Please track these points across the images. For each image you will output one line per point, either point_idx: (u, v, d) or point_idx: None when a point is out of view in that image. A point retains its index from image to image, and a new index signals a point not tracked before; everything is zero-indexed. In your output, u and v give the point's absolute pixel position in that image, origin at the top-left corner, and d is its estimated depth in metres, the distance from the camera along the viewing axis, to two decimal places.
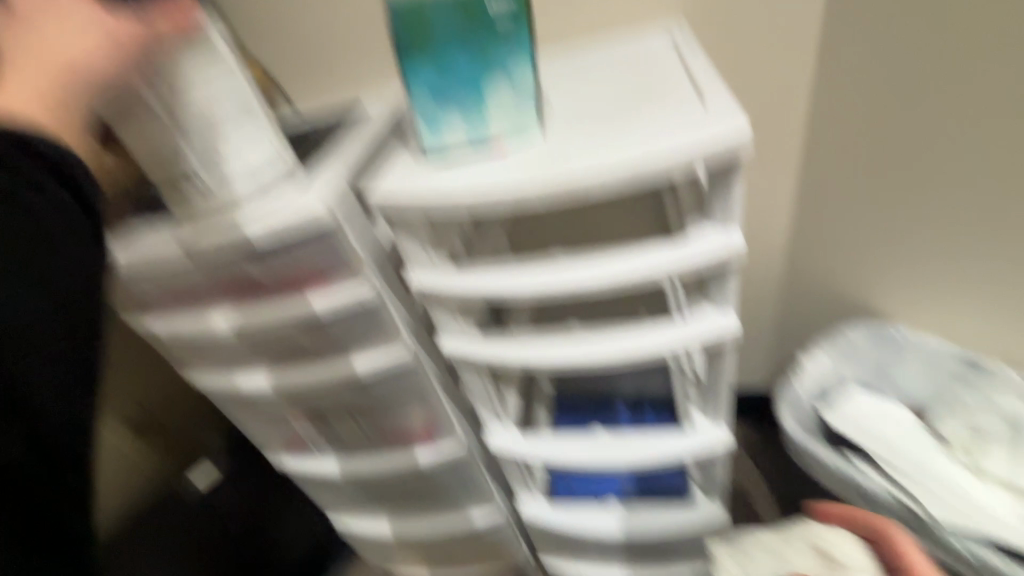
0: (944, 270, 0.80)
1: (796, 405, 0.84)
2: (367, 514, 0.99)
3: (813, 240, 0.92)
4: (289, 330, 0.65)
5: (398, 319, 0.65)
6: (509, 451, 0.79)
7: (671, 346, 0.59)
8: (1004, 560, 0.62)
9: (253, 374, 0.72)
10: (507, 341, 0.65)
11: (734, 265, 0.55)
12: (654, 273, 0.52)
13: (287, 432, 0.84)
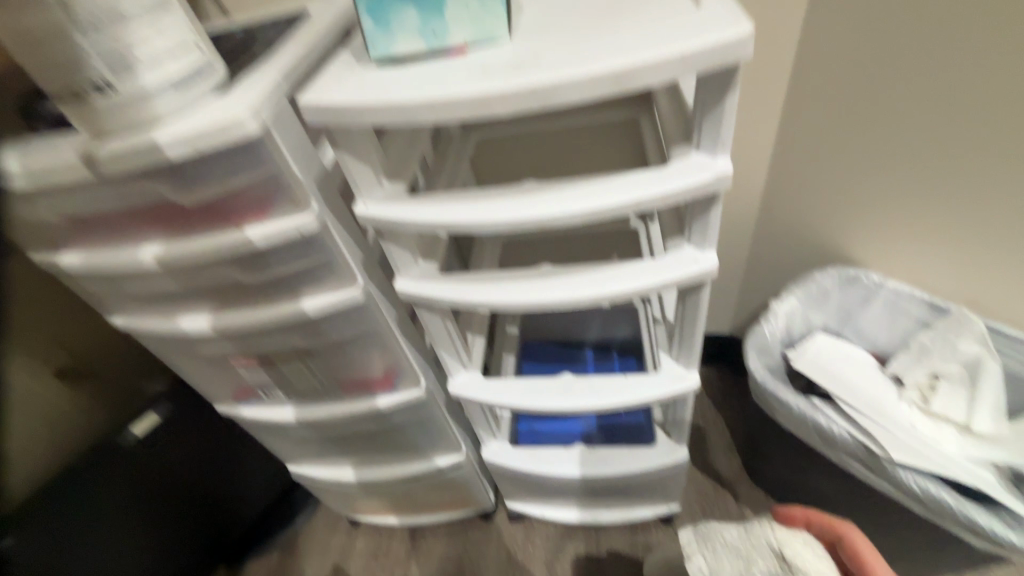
0: (918, 215, 0.78)
1: (762, 348, 0.82)
2: (328, 461, 0.96)
3: (789, 183, 0.89)
4: (225, 269, 0.58)
5: (347, 255, 0.59)
6: (472, 396, 0.76)
7: (646, 287, 0.54)
8: (954, 498, 0.61)
9: (185, 318, 0.64)
10: (469, 281, 0.60)
11: (719, 198, 0.49)
12: (629, 205, 0.47)
13: (234, 379, 0.78)
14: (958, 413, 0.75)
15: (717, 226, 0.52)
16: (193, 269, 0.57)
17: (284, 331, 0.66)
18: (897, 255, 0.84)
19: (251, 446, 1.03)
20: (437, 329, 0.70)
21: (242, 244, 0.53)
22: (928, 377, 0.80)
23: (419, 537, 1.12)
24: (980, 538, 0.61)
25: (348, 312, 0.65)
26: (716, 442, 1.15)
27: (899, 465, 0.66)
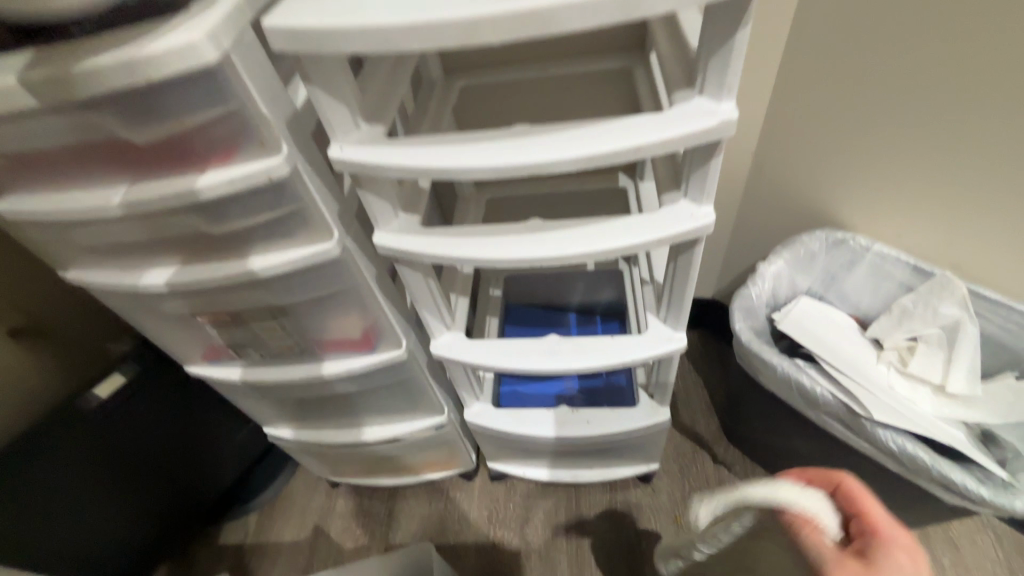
0: (909, 176, 0.77)
1: (748, 310, 0.81)
2: (307, 423, 0.94)
3: (781, 144, 0.87)
4: (187, 218, 0.53)
5: (321, 204, 0.54)
6: (455, 357, 0.74)
7: (639, 242, 0.52)
8: (930, 455, 0.62)
9: (145, 272, 0.59)
10: (453, 235, 0.56)
11: (721, 146, 0.47)
12: (627, 151, 0.43)
13: (204, 338, 0.74)
14: (935, 373, 0.76)
15: (716, 179, 0.50)
16: (151, 217, 0.52)
17: (255, 287, 0.62)
18: (885, 218, 0.83)
19: (223, 418, 1.00)
20: (419, 287, 0.67)
21: (204, 190, 0.48)
22: (908, 339, 0.81)
23: (400, 498, 1.12)
24: (952, 493, 0.62)
25: (324, 268, 0.61)
26: (695, 404, 1.16)
27: (877, 424, 0.67)
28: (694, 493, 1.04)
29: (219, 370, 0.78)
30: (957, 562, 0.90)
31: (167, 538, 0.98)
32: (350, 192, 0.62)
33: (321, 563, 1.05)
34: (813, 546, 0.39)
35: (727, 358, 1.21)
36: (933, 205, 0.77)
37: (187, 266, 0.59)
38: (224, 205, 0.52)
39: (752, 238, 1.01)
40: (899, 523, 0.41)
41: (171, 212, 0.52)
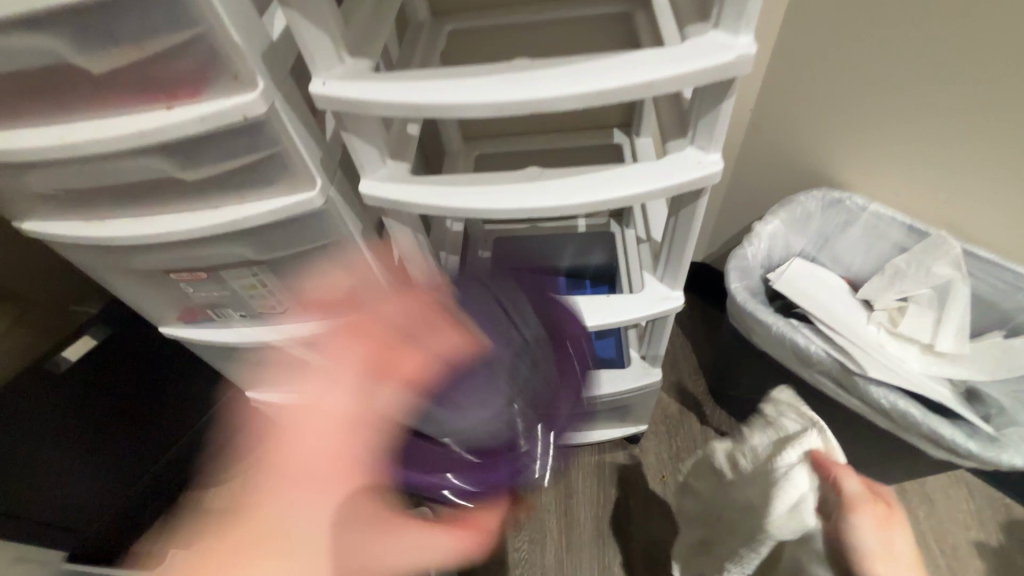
0: (911, 134, 0.75)
1: (743, 270, 0.80)
2: (291, 387, 0.91)
3: (781, 99, 0.85)
4: (154, 162, 0.48)
5: (301, 147, 0.50)
6: (445, 316, 0.71)
7: (645, 191, 0.49)
8: (921, 411, 0.62)
9: (111, 223, 0.55)
10: (446, 184, 0.53)
11: (734, 84, 0.44)
12: (638, 87, 0.40)
13: (180, 296, 0.70)
14: (924, 333, 0.77)
15: (727, 123, 0.47)
16: (113, 160, 0.48)
17: (233, 240, 0.58)
18: (883, 177, 0.81)
19: (203, 384, 0.96)
20: (408, 242, 0.64)
21: (172, 128, 0.44)
22: (899, 300, 0.81)
23: None
24: (940, 448, 0.63)
25: (307, 219, 0.57)
26: (683, 366, 1.17)
27: (870, 381, 0.67)
28: (680, 453, 1.06)
29: (197, 331, 0.74)
30: (930, 513, 0.94)
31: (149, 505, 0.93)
32: (333, 139, 0.58)
33: None
34: (847, 482, 0.57)
35: (714, 322, 1.21)
36: (932, 165, 0.76)
37: (156, 216, 0.55)
38: (195, 147, 0.48)
39: (746, 199, 0.99)
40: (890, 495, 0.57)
41: (136, 154, 0.47)
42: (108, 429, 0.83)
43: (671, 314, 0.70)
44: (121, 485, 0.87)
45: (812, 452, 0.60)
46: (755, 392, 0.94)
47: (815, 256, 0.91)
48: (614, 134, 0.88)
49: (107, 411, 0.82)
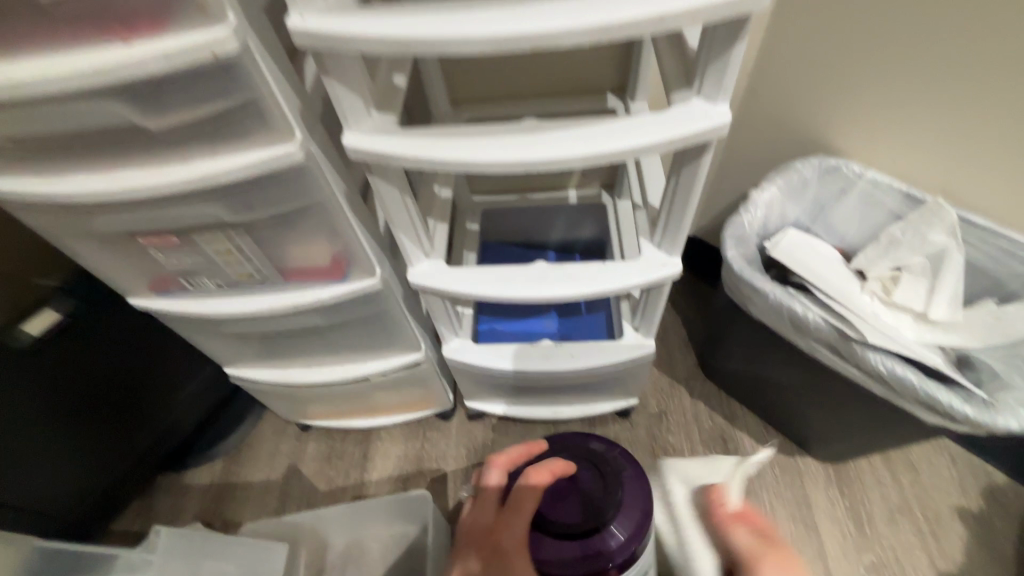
0: (909, 100, 0.73)
1: (741, 238, 0.79)
2: (272, 361, 0.88)
3: (779, 63, 0.82)
4: (113, 108, 0.44)
5: (280, 94, 0.46)
6: (434, 285, 0.68)
7: (649, 144, 0.47)
8: (919, 377, 0.63)
9: (69, 178, 0.50)
10: (437, 137, 0.49)
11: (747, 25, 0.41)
12: (649, 21, 0.37)
13: (152, 263, 0.66)
14: (917, 301, 0.77)
15: (737, 71, 0.45)
16: (65, 105, 0.43)
17: (206, 199, 0.54)
18: (880, 144, 0.80)
19: (178, 358, 0.92)
20: (396, 204, 0.60)
21: (133, 67, 0.40)
22: (893, 269, 0.80)
23: (375, 440, 1.08)
24: (935, 414, 0.64)
25: (286, 176, 0.53)
26: (673, 341, 1.16)
27: (868, 348, 0.67)
28: (672, 426, 1.05)
29: (170, 302, 0.70)
30: (915, 481, 0.96)
31: (126, 480, 0.92)
32: (312, 91, 0.54)
33: (294, 505, 1.02)
34: (733, 539, 0.50)
35: (704, 296, 1.20)
36: (929, 133, 0.74)
37: (119, 171, 0.50)
38: (159, 91, 0.43)
39: (739, 169, 0.98)
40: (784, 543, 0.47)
41: (91, 97, 0.43)
42: (78, 406, 0.79)
43: (668, 282, 0.68)
44: (96, 465, 0.85)
45: (711, 491, 0.55)
46: (747, 363, 0.94)
47: (810, 227, 0.90)
48: (609, 97, 0.84)
49: (78, 389, 0.78)
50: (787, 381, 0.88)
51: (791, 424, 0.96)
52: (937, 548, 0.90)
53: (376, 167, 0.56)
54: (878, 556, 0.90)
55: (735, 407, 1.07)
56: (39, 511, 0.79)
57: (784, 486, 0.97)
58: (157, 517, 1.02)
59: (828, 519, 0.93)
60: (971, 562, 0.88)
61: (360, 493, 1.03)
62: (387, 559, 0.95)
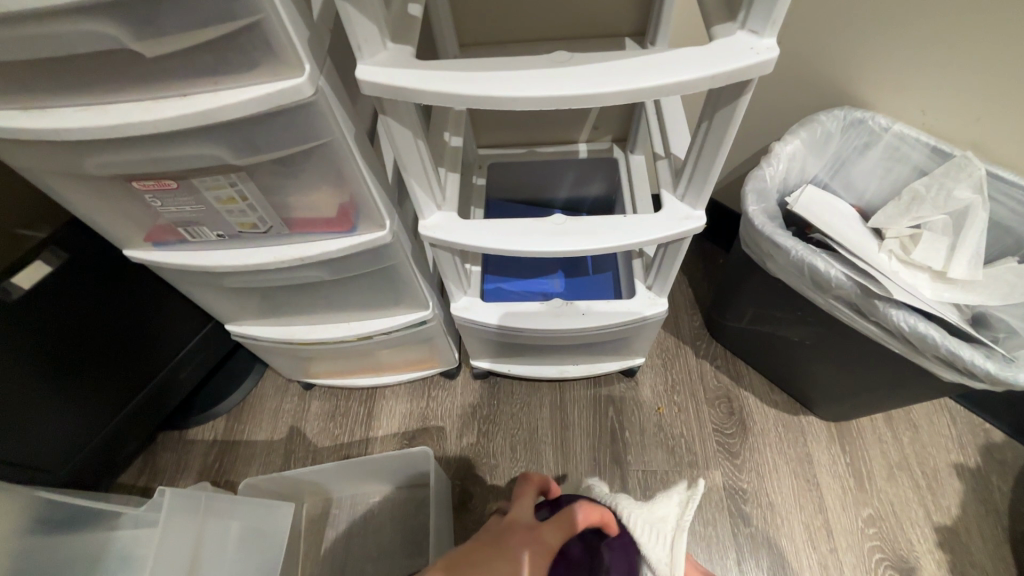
0: (942, 49, 0.70)
1: (762, 193, 0.77)
2: (275, 318, 0.86)
3: (807, 7, 0.78)
4: (100, 27, 0.39)
5: (287, 20, 0.42)
6: (444, 239, 0.65)
7: (687, 82, 0.44)
8: (940, 333, 0.63)
9: (59, 112, 0.46)
10: (458, 72, 0.46)
11: None
12: None
13: (148, 211, 0.62)
14: (937, 260, 0.75)
15: (787, 2, 0.42)
16: (45, 23, 0.39)
17: (207, 139, 0.50)
18: (908, 95, 0.76)
19: (175, 315, 0.89)
20: (408, 149, 0.57)
21: None
22: (912, 227, 0.78)
23: (379, 398, 1.08)
24: (956, 370, 0.64)
25: (291, 114, 0.49)
26: (679, 301, 1.15)
27: (890, 305, 0.67)
28: (677, 385, 1.05)
29: (168, 253, 0.66)
30: (915, 439, 0.97)
31: (126, 440, 0.89)
32: (320, 22, 0.50)
33: (299, 462, 1.02)
34: None
35: (711, 256, 1.19)
36: (960, 83, 0.71)
37: (111, 104, 0.46)
38: (151, 8, 0.39)
39: (755, 124, 0.94)
40: None
41: (75, 14, 0.38)
42: (74, 362, 0.76)
43: (688, 236, 0.66)
44: (96, 423, 0.82)
45: None
46: (757, 323, 0.93)
47: (828, 183, 0.89)
48: (626, 43, 0.79)
49: (74, 345, 0.75)
50: (797, 340, 0.87)
51: (798, 382, 0.96)
52: (934, 502, 0.92)
53: (389, 106, 0.52)
54: (875, 509, 0.92)
55: (740, 366, 1.07)
56: (41, 470, 0.76)
57: (787, 444, 0.98)
58: (160, 474, 1.02)
59: (828, 475, 0.95)
60: (966, 515, 0.90)
61: (365, 450, 1.02)
62: (394, 513, 0.96)
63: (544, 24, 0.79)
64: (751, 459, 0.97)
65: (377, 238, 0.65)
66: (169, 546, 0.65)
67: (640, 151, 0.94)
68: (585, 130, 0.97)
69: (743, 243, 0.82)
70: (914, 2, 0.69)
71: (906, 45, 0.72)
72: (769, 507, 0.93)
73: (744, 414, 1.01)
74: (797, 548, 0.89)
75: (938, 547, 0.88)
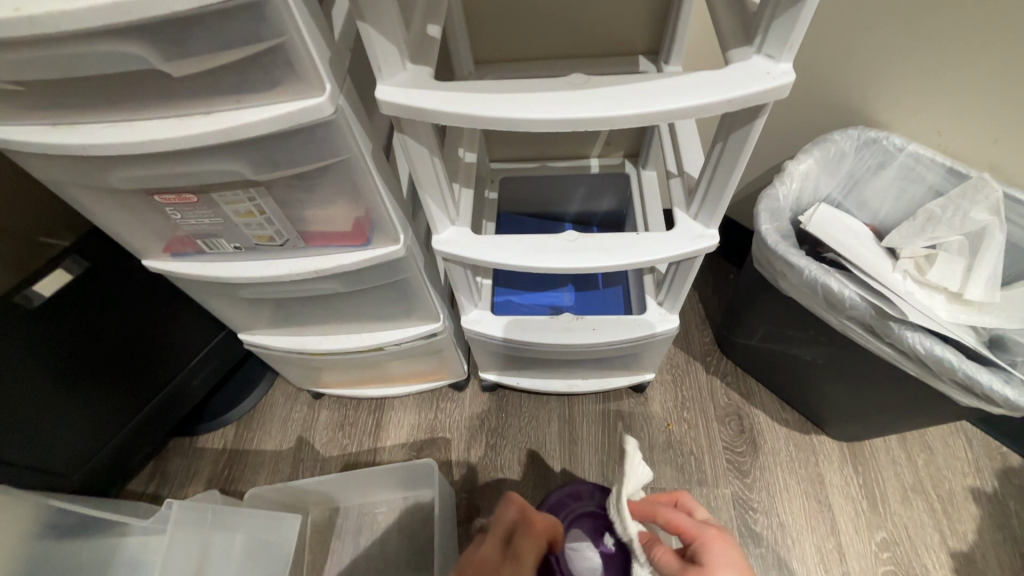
0: (957, 69, 0.70)
1: (775, 211, 0.78)
2: (287, 328, 0.87)
3: (820, 27, 0.78)
4: (131, 49, 0.41)
5: (310, 41, 0.43)
6: (457, 254, 0.65)
7: (704, 105, 0.44)
8: (957, 357, 0.62)
9: (88, 127, 0.48)
10: (475, 92, 0.47)
11: None
12: None
13: (168, 223, 0.64)
14: (954, 281, 0.74)
15: (806, 26, 0.42)
16: (78, 44, 0.40)
17: (228, 155, 0.51)
18: (923, 115, 0.76)
19: (189, 323, 0.90)
20: (423, 165, 0.58)
21: (157, 3, 0.37)
22: (927, 248, 0.78)
23: (388, 409, 1.08)
24: (973, 395, 0.63)
25: (311, 132, 0.50)
26: (689, 317, 1.14)
27: (906, 327, 0.66)
28: (686, 401, 1.04)
29: (185, 264, 0.68)
30: (930, 461, 0.96)
31: (138, 446, 0.90)
32: (341, 42, 0.51)
33: (306, 471, 1.02)
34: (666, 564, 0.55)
35: (722, 272, 1.18)
36: (975, 104, 0.71)
37: (138, 121, 0.48)
38: (180, 30, 0.40)
39: (768, 141, 0.94)
40: (707, 524, 0.55)
41: (108, 36, 0.39)
42: (90, 369, 0.77)
43: (699, 255, 0.66)
44: (110, 430, 0.83)
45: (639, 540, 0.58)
46: (768, 340, 0.92)
47: (842, 202, 0.89)
48: (641, 61, 0.80)
49: (91, 353, 0.76)
50: (809, 358, 0.86)
51: (809, 401, 0.95)
52: (949, 527, 0.90)
53: (406, 124, 0.53)
54: (889, 533, 0.90)
55: (751, 383, 1.06)
56: (53, 476, 0.77)
57: (798, 463, 0.97)
58: (171, 481, 1.02)
59: (840, 496, 0.94)
60: (982, 540, 0.89)
61: (372, 460, 1.03)
62: (400, 525, 0.95)
63: (558, 40, 0.80)
64: (761, 478, 0.96)
65: (391, 252, 0.66)
66: (177, 555, 0.66)
67: (652, 167, 0.94)
68: (597, 145, 0.97)
69: (755, 262, 0.82)
70: (929, 23, 0.69)
71: (921, 67, 0.72)
72: (779, 528, 0.92)
73: (754, 432, 1.00)
74: (809, 570, 0.88)
75: (953, 573, 0.86)
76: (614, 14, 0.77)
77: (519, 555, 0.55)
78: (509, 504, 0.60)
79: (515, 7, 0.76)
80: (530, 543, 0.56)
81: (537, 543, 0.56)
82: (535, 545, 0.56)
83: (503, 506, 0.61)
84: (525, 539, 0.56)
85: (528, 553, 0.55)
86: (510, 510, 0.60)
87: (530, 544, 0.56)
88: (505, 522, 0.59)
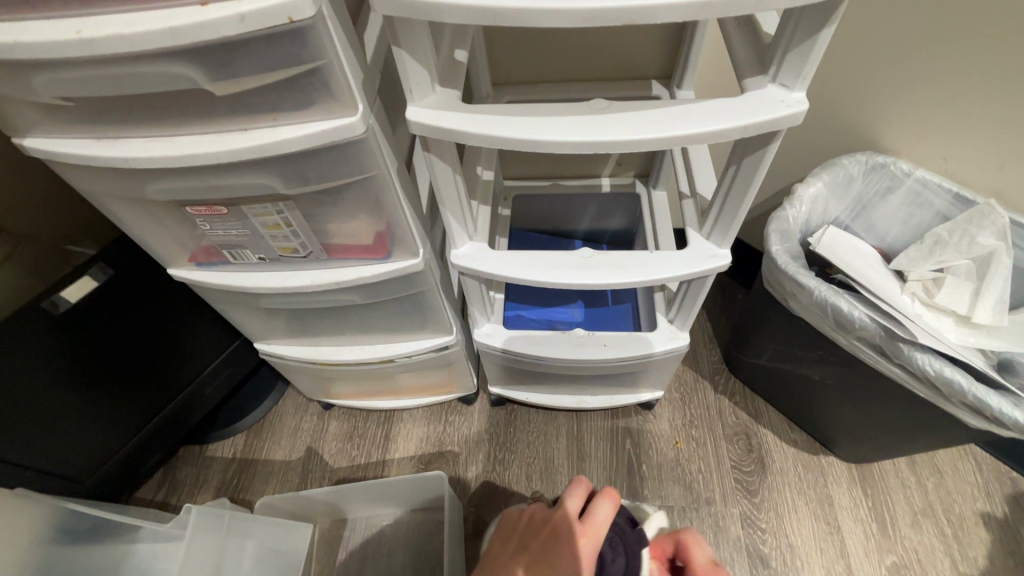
0: (963, 100, 0.72)
1: (785, 233, 0.79)
2: (303, 338, 0.88)
3: (828, 56, 0.81)
4: (179, 69, 0.43)
5: (347, 65, 0.46)
6: (473, 268, 0.67)
7: (721, 130, 0.46)
8: (967, 379, 0.63)
9: (131, 142, 0.50)
10: (501, 114, 0.49)
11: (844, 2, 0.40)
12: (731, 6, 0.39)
13: (196, 234, 0.66)
14: (962, 304, 0.75)
15: (819, 57, 0.44)
16: (130, 65, 0.42)
17: (261, 170, 0.53)
18: (930, 142, 0.78)
19: (206, 332, 0.92)
20: (446, 182, 0.60)
21: (209, 28, 0.39)
22: (935, 271, 0.79)
23: (397, 421, 1.09)
24: (983, 418, 0.64)
25: (341, 149, 0.52)
26: (698, 336, 1.15)
27: (915, 349, 0.67)
28: (694, 420, 1.05)
29: (210, 274, 0.69)
30: (940, 485, 0.95)
31: (149, 453, 0.91)
32: (372, 64, 0.53)
33: (314, 482, 1.02)
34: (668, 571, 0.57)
35: (731, 292, 1.20)
36: (981, 132, 0.73)
37: (177, 137, 0.50)
38: (228, 55, 0.43)
39: (776, 165, 0.96)
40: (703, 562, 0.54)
41: (158, 57, 0.42)
42: (109, 375, 0.79)
43: (712, 274, 0.67)
44: (123, 437, 0.84)
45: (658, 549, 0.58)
46: (777, 360, 0.93)
47: (849, 225, 0.91)
48: (653, 85, 0.82)
49: (111, 359, 0.78)
50: (818, 379, 0.87)
51: (819, 422, 0.96)
52: (960, 552, 0.89)
53: (432, 144, 0.55)
54: (899, 557, 0.89)
55: (759, 403, 1.06)
56: (66, 480, 0.78)
57: (806, 484, 0.97)
58: (179, 488, 1.03)
59: (850, 518, 0.93)
60: (994, 566, 0.88)
61: (380, 473, 1.03)
62: (407, 537, 0.95)
63: (576, 64, 0.83)
64: (769, 499, 0.96)
65: (410, 266, 0.68)
66: (195, 560, 0.67)
67: (662, 188, 0.96)
68: (608, 165, 1.00)
69: (765, 282, 0.83)
70: (934, 55, 0.71)
71: (926, 96, 0.75)
72: (788, 550, 0.91)
73: (762, 452, 1.00)
74: None
75: None
76: (630, 40, 0.79)
77: (592, 517, 0.54)
78: (573, 491, 0.57)
79: (533, 32, 0.79)
80: (604, 499, 0.55)
81: (612, 497, 0.55)
82: (609, 500, 0.55)
83: (566, 493, 0.58)
84: (599, 499, 0.55)
85: (603, 513, 0.54)
86: (573, 501, 0.56)
87: (604, 498, 0.54)
88: (570, 510, 0.55)
